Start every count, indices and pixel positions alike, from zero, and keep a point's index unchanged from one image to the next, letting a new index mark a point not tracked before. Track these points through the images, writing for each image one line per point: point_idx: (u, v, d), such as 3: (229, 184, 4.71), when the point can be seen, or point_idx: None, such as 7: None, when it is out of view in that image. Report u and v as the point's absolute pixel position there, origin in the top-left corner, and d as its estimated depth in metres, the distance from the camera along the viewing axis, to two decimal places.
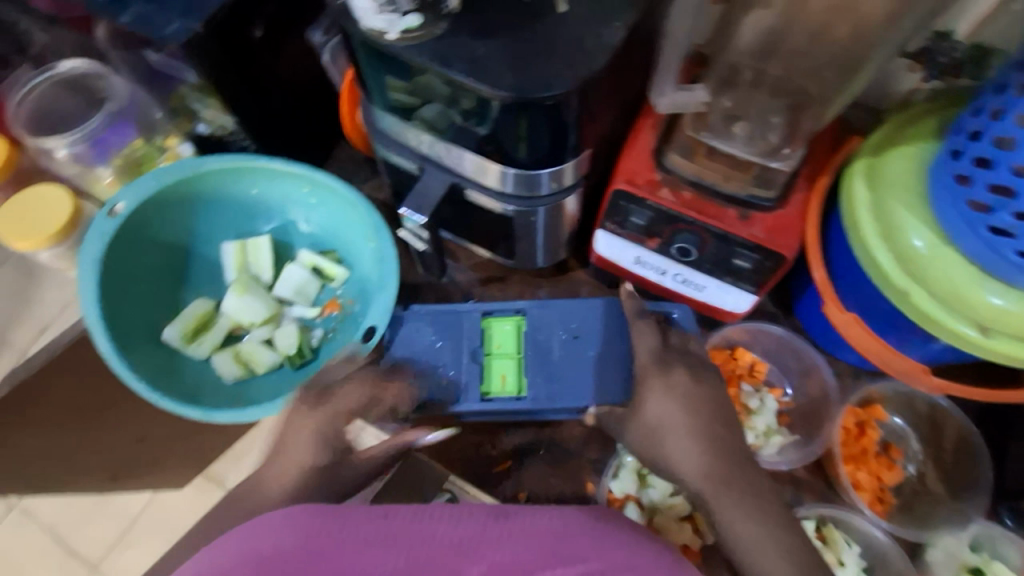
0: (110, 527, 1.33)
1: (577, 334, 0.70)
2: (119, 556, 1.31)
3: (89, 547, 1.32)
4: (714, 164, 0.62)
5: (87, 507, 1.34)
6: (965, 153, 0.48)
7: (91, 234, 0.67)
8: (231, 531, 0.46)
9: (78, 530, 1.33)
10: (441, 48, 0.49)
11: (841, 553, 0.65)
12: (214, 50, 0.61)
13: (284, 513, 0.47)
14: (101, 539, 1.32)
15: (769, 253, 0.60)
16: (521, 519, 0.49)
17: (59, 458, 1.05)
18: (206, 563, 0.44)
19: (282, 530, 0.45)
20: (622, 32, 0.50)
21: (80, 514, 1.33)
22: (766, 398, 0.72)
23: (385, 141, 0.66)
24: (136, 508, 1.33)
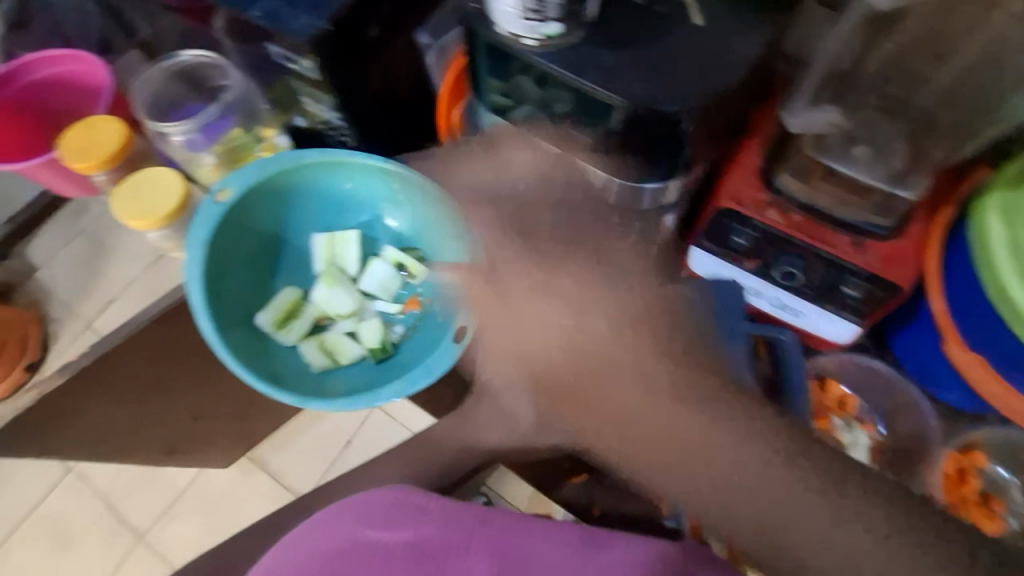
0: (158, 499, 1.37)
1: None
2: (166, 527, 1.35)
3: (137, 515, 1.36)
4: (828, 187, 0.59)
5: (138, 477, 1.38)
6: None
7: (201, 218, 0.69)
8: (342, 510, 0.54)
9: (128, 498, 1.37)
10: (574, 56, 0.49)
11: None
12: (335, 46, 0.62)
13: (387, 497, 0.53)
14: (149, 508, 1.36)
15: (881, 283, 0.58)
16: (609, 548, 0.44)
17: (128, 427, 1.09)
18: (322, 541, 0.52)
19: (385, 512, 0.52)
20: (758, 48, 0.49)
21: (131, 483, 1.38)
22: (857, 433, 0.70)
23: (487, 143, 0.66)
24: (184, 481, 1.37)
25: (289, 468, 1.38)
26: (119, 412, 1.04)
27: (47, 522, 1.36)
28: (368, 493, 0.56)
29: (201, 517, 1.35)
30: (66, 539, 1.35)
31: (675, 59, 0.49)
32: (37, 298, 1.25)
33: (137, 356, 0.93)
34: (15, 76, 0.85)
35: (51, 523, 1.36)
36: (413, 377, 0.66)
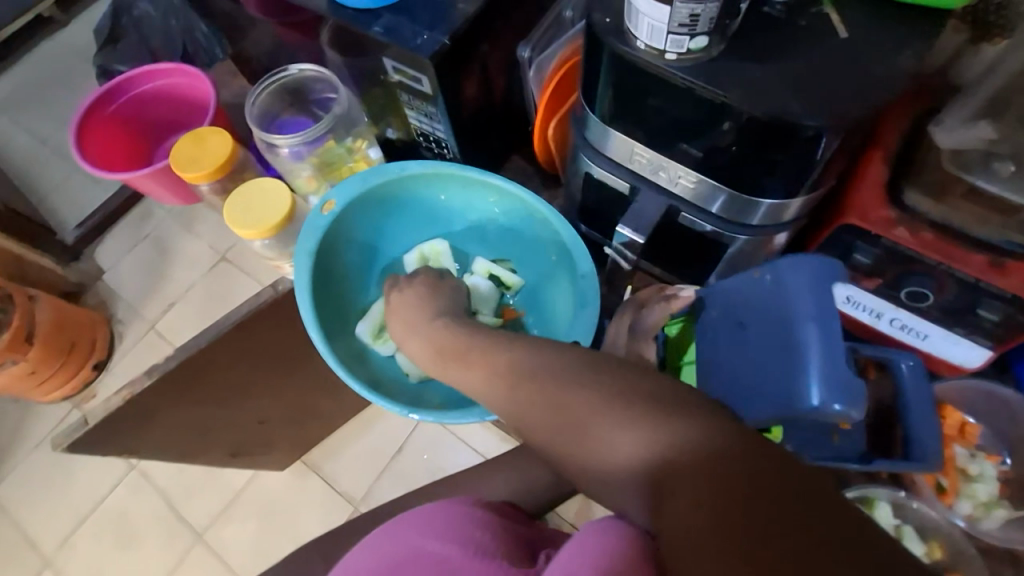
0: (217, 499, 1.39)
1: (744, 321, 0.67)
2: (224, 528, 1.37)
3: (196, 515, 1.38)
4: (967, 207, 0.56)
5: (198, 477, 1.41)
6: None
7: (308, 227, 0.70)
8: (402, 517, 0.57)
9: (187, 498, 1.40)
10: (714, 72, 0.48)
11: None
12: (450, 59, 0.63)
13: (444, 508, 0.56)
14: (207, 508, 1.39)
15: (1023, 306, 0.55)
16: None
17: (201, 429, 1.11)
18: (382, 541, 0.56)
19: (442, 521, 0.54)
20: (908, 59, 0.47)
21: (191, 483, 1.40)
22: (984, 464, 0.68)
23: (594, 155, 0.66)
24: (241, 483, 1.40)
25: (342, 473, 1.39)
26: (196, 414, 1.06)
27: (110, 519, 1.38)
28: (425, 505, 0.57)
29: (258, 518, 1.37)
30: (128, 537, 1.38)
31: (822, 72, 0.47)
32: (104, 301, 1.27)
33: (218, 360, 0.95)
34: (122, 90, 0.88)
35: (113, 520, 1.39)
36: None
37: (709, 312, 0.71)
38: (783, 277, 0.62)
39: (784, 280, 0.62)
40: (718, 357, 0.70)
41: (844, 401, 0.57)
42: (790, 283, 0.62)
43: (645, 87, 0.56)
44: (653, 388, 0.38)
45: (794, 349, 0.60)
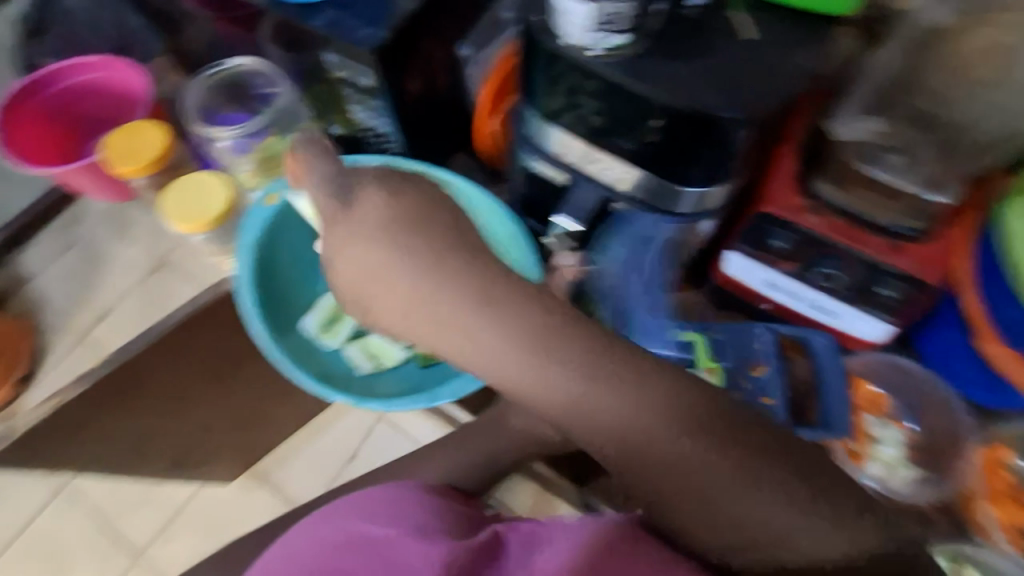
0: (157, 516, 1.33)
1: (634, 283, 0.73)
2: (164, 545, 1.31)
3: (135, 532, 1.32)
4: (867, 194, 0.62)
5: (135, 493, 1.34)
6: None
7: (249, 223, 0.70)
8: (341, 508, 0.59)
9: (123, 516, 1.33)
10: (639, 67, 0.52)
11: None
12: (392, 56, 0.65)
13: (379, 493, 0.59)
14: (147, 526, 1.32)
15: (915, 283, 0.62)
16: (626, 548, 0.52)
17: (139, 438, 1.07)
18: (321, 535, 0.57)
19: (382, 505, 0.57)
20: (811, 59, 0.52)
21: (127, 500, 1.33)
22: (889, 428, 0.72)
23: (531, 148, 0.68)
24: (183, 497, 1.34)
25: (291, 481, 1.34)
26: (133, 423, 1.02)
27: (36, 544, 1.30)
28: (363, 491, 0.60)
29: (202, 533, 1.31)
30: (59, 560, 1.30)
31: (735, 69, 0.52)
32: (27, 309, 1.20)
33: (156, 363, 0.91)
34: (48, 82, 0.84)
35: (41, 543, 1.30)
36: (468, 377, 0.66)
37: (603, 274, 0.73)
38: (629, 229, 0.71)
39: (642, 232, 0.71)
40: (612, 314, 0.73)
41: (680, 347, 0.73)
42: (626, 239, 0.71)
43: (577, 89, 0.59)
44: None
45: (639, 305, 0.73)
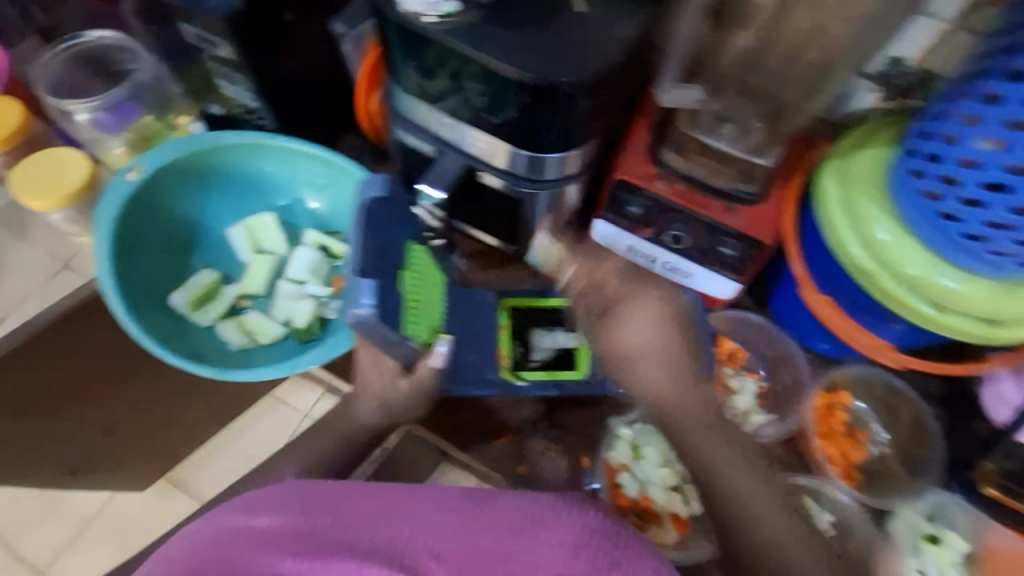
0: (65, 529, 1.31)
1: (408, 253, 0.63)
2: (68, 559, 1.29)
3: (35, 551, 1.30)
4: (704, 160, 0.69)
5: (39, 508, 1.32)
6: (947, 157, 0.51)
7: (110, 196, 0.69)
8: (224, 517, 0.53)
9: (24, 534, 1.30)
10: (474, 34, 0.55)
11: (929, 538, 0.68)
12: (250, 28, 0.64)
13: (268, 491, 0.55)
14: (49, 542, 1.30)
15: (750, 241, 0.67)
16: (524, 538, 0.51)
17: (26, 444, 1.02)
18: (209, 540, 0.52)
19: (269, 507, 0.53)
20: (633, 30, 0.56)
21: (31, 516, 1.31)
22: (745, 380, 0.78)
23: (402, 123, 0.70)
24: (90, 509, 1.32)
25: (207, 482, 1.33)
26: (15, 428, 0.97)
27: None
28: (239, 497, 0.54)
29: (114, 543, 1.29)
30: None
31: (569, 40, 0.56)
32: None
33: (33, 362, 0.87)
34: None
35: None
36: (334, 342, 0.67)
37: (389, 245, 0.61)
38: (375, 217, 0.61)
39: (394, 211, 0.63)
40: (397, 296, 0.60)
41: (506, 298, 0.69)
42: (403, 227, 0.65)
43: (431, 62, 0.61)
44: None
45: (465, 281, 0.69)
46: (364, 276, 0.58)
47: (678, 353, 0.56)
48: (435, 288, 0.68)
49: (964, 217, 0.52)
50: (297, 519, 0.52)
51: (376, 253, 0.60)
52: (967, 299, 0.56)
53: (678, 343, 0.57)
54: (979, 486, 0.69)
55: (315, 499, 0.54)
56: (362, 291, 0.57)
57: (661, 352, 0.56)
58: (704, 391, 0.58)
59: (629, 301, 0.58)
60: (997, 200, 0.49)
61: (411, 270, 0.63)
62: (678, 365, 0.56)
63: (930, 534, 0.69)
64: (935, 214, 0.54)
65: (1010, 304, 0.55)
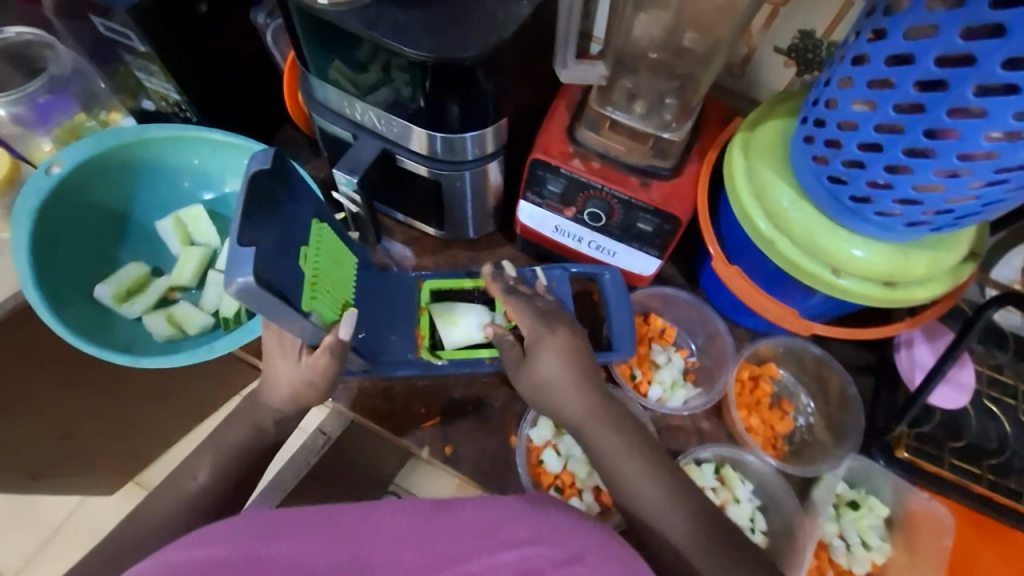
0: (34, 537, 1.33)
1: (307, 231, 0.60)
2: (39, 566, 1.30)
3: (5, 561, 1.31)
4: (617, 136, 0.70)
5: (8, 518, 1.34)
6: (829, 120, 0.51)
7: (29, 190, 0.69)
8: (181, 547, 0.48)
9: None
10: (367, 16, 0.56)
11: (863, 514, 0.71)
12: (156, 18, 0.65)
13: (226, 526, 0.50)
14: (18, 551, 1.31)
15: (666, 217, 0.68)
16: (506, 544, 0.49)
17: None
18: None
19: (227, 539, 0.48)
20: (528, 8, 0.57)
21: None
22: (673, 356, 0.79)
23: (322, 111, 0.71)
24: (59, 516, 1.34)
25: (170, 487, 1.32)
26: None
27: None
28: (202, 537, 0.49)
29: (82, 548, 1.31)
30: None
31: (462, 18, 0.56)
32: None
33: None
34: None
35: None
36: (249, 327, 0.68)
37: (275, 212, 0.55)
38: (261, 188, 0.54)
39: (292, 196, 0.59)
40: (291, 272, 0.55)
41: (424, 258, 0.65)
42: (300, 206, 0.60)
43: (336, 48, 0.63)
44: None
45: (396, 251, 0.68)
46: (248, 243, 0.49)
47: (580, 380, 0.61)
48: (340, 267, 0.65)
49: (849, 180, 0.52)
50: (259, 545, 0.48)
51: (274, 236, 0.54)
52: (862, 263, 0.57)
53: (579, 373, 0.62)
54: (894, 450, 0.69)
55: (278, 527, 0.50)
56: (242, 258, 0.48)
57: (563, 380, 0.61)
58: (610, 413, 0.61)
59: (538, 331, 0.63)
60: (871, 160, 0.49)
61: (310, 246, 0.60)
62: (581, 391, 0.61)
63: (852, 499, 0.72)
64: (825, 180, 0.55)
65: (903, 266, 0.56)
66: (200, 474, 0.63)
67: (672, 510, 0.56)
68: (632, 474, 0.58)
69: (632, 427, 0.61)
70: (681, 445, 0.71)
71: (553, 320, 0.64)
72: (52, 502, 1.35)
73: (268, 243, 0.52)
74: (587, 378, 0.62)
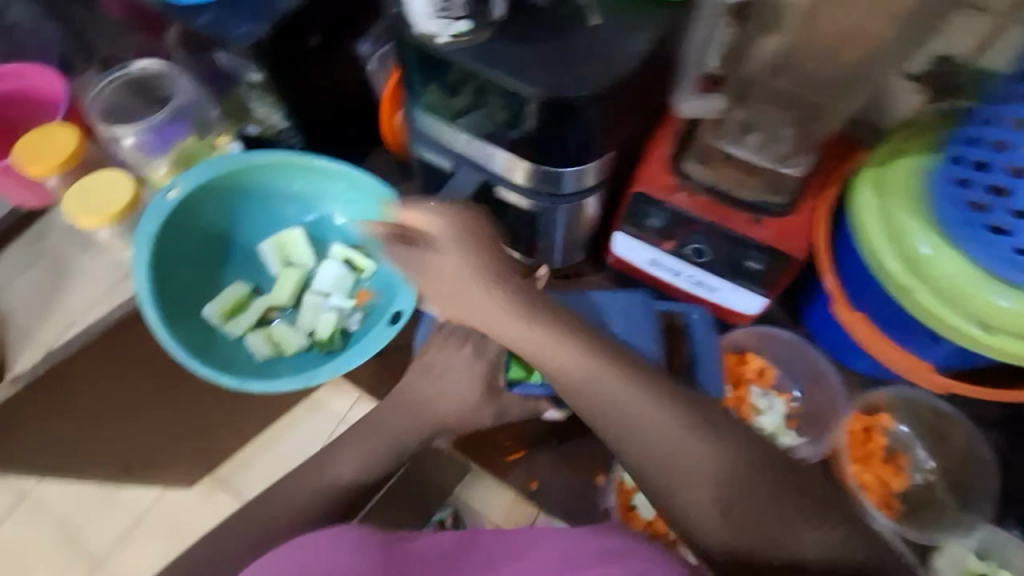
0: (115, 525, 1.30)
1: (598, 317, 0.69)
2: (122, 555, 1.27)
3: (94, 542, 1.28)
4: (728, 170, 0.67)
5: (93, 501, 1.30)
6: (994, 164, 0.49)
7: (151, 214, 0.73)
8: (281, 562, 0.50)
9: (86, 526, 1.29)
10: (484, 52, 0.55)
11: None
12: (275, 51, 0.67)
13: (326, 539, 0.53)
14: (106, 534, 1.28)
15: (776, 254, 0.65)
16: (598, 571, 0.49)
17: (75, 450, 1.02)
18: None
19: (327, 551, 0.51)
20: (648, 41, 0.56)
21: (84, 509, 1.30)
22: (774, 401, 0.75)
23: (422, 140, 0.72)
24: (144, 504, 1.30)
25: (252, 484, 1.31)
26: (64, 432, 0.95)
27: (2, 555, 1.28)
28: (304, 548, 0.52)
29: (163, 540, 1.27)
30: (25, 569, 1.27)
31: (580, 52, 0.55)
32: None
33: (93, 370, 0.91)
34: None
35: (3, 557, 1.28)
36: (348, 356, 0.71)
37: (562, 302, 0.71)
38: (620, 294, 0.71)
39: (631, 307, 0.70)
40: None
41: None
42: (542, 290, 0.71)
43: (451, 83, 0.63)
44: None
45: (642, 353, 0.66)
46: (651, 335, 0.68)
47: (529, 312, 0.55)
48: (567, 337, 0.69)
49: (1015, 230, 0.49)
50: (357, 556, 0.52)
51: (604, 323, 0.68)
52: (1011, 317, 0.53)
53: (522, 301, 0.55)
54: None
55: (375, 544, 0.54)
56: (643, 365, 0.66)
57: (515, 321, 0.55)
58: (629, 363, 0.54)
59: (434, 238, 0.58)
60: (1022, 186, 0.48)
61: None
62: (543, 328, 0.54)
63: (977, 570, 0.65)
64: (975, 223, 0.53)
65: None
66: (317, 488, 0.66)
67: (741, 505, 0.48)
68: (671, 455, 0.49)
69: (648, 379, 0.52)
70: None
71: (455, 219, 0.58)
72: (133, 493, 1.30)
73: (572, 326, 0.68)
74: (552, 316, 0.55)
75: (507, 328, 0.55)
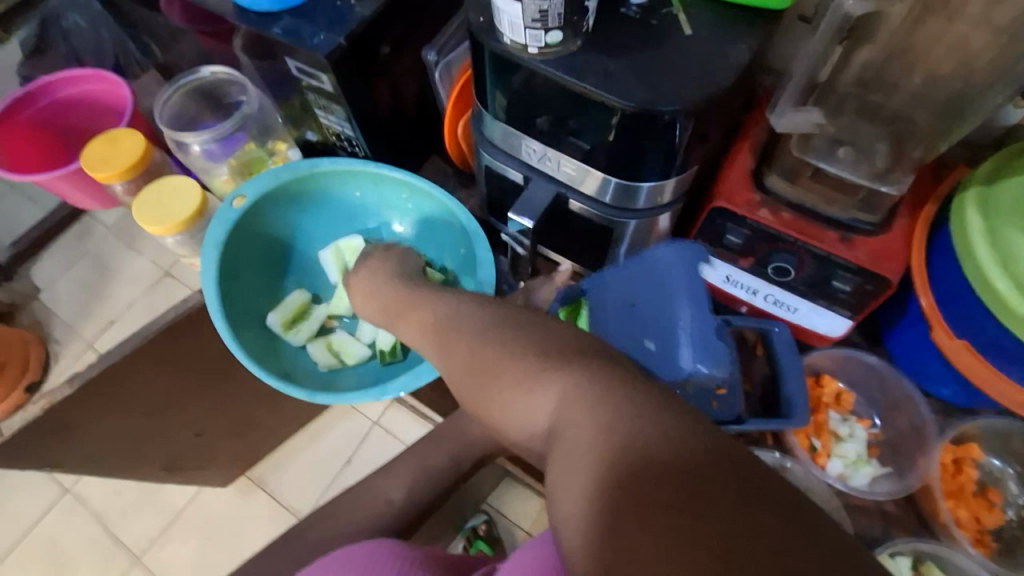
0: (155, 520, 1.30)
1: (634, 302, 0.65)
2: (162, 551, 1.28)
3: (133, 538, 1.29)
4: (817, 186, 0.63)
5: (134, 498, 1.32)
6: None
7: (218, 220, 0.72)
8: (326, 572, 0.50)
9: (126, 520, 1.30)
10: (573, 63, 0.54)
11: None
12: (349, 60, 0.66)
13: (368, 552, 0.50)
14: (146, 531, 1.29)
15: (870, 276, 0.60)
16: None
17: (121, 457, 0.99)
18: None
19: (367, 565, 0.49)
20: (747, 52, 0.53)
21: (127, 505, 1.31)
22: (855, 428, 0.74)
23: (492, 150, 0.70)
24: (181, 501, 1.31)
25: (286, 485, 1.30)
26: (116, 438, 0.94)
27: (41, 548, 1.29)
28: (346, 557, 0.51)
29: (200, 539, 1.28)
30: (63, 563, 1.28)
31: (670, 65, 0.53)
32: (41, 320, 1.30)
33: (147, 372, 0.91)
34: (40, 94, 0.88)
35: (44, 548, 1.29)
36: (418, 371, 0.69)
37: (604, 294, 0.70)
38: (654, 271, 0.63)
39: (664, 270, 0.62)
40: (615, 332, 0.66)
41: (712, 362, 0.56)
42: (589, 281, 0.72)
43: (538, 108, 0.62)
44: (513, 348, 0.41)
45: (671, 324, 0.59)
46: (688, 317, 0.58)
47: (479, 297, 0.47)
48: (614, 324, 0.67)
49: None
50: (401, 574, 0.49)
51: (645, 310, 0.63)
52: None
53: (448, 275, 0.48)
54: None
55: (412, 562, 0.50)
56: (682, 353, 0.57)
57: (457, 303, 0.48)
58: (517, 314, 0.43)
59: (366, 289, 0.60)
60: None
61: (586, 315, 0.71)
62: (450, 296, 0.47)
63: None
64: None
65: None
66: (381, 504, 0.65)
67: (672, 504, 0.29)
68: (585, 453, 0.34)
69: (535, 339, 0.41)
70: (865, 528, 0.68)
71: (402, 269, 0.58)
72: (174, 487, 1.32)
73: (613, 316, 0.67)
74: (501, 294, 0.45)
75: (450, 307, 0.47)
